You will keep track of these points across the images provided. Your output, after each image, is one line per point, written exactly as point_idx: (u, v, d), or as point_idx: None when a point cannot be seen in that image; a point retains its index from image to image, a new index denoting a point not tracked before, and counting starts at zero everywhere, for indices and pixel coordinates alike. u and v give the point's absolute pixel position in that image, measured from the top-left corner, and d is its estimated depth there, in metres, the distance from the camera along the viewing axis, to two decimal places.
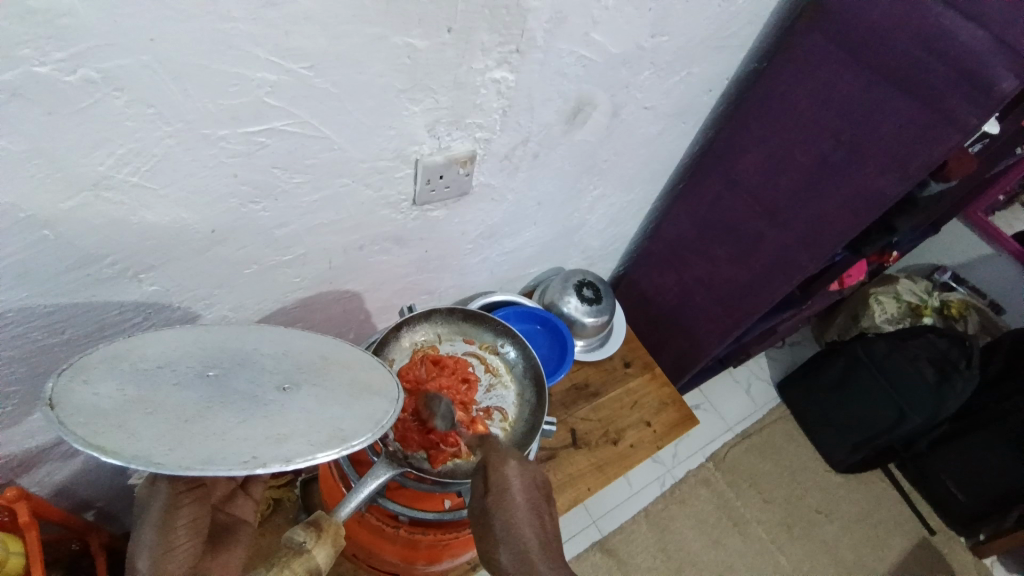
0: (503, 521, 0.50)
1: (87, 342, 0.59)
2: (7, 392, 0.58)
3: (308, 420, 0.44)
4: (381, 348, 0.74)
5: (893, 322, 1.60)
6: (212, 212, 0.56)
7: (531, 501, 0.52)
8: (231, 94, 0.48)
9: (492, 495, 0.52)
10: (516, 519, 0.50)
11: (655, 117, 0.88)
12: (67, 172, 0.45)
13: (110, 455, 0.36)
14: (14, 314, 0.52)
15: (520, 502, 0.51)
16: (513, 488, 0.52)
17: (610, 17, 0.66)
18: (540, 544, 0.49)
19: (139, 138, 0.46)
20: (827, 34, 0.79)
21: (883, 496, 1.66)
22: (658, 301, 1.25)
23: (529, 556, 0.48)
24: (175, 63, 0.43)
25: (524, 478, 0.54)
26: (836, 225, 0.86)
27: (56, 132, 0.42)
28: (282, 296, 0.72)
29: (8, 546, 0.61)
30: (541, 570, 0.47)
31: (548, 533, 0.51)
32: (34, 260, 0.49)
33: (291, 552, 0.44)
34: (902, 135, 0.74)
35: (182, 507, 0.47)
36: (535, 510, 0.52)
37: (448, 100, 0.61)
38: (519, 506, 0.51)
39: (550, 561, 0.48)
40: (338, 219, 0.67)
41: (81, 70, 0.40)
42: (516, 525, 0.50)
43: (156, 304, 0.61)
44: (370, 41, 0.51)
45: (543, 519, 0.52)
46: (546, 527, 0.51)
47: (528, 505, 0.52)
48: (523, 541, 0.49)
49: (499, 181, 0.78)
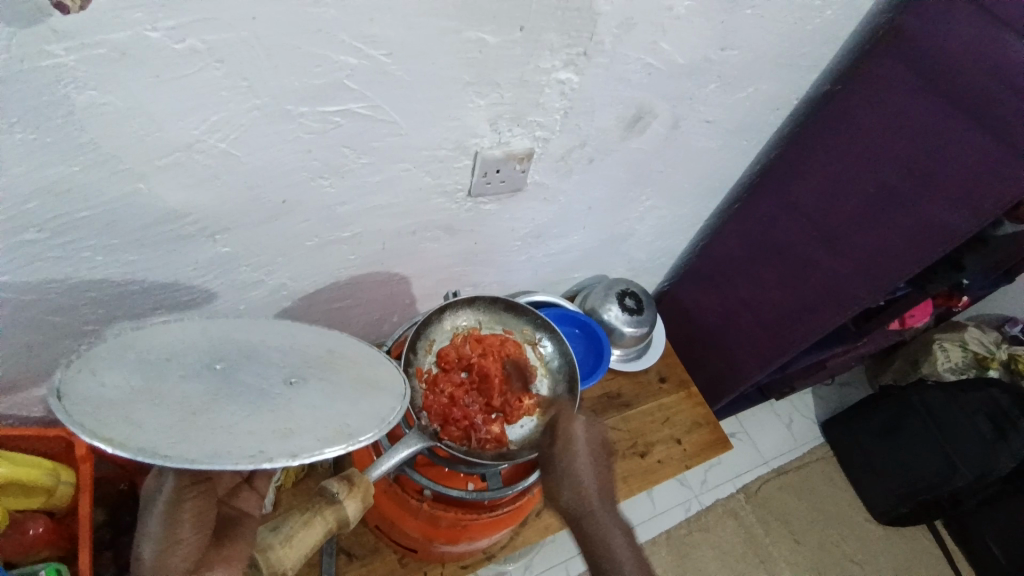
0: (567, 464, 0.63)
1: (160, 292, 0.64)
2: (85, 330, 0.64)
3: (313, 415, 0.47)
4: (423, 327, 0.76)
5: (957, 371, 1.49)
6: (283, 183, 0.60)
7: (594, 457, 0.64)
8: (314, 74, 0.51)
9: (561, 441, 0.65)
10: (577, 467, 0.62)
11: (716, 132, 0.88)
12: (165, 132, 0.50)
13: (117, 447, 0.39)
14: (101, 257, 0.58)
15: (583, 452, 0.64)
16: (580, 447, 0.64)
17: (680, 26, 0.67)
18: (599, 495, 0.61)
19: (229, 108, 0.50)
20: (907, 60, 0.78)
21: (923, 553, 1.56)
22: (702, 319, 1.23)
23: (585, 494, 0.60)
24: (268, 41, 0.47)
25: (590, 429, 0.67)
26: (896, 257, 0.83)
27: (160, 95, 0.47)
28: (335, 271, 0.76)
29: (58, 475, 0.67)
30: (595, 506, 0.60)
31: (607, 485, 0.62)
32: (125, 211, 0.54)
33: (326, 501, 0.48)
34: (974, 168, 0.72)
35: (186, 500, 0.48)
36: (597, 461, 0.64)
37: (512, 97, 0.64)
38: (581, 454, 0.64)
39: (603, 503, 0.60)
40: (396, 202, 0.70)
41: (188, 40, 0.45)
42: (578, 470, 0.62)
43: (224, 264, 0.66)
44: (444, 34, 0.53)
45: (603, 468, 0.63)
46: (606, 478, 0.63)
47: (590, 457, 0.64)
48: (582, 482, 0.61)
49: (554, 181, 0.80)
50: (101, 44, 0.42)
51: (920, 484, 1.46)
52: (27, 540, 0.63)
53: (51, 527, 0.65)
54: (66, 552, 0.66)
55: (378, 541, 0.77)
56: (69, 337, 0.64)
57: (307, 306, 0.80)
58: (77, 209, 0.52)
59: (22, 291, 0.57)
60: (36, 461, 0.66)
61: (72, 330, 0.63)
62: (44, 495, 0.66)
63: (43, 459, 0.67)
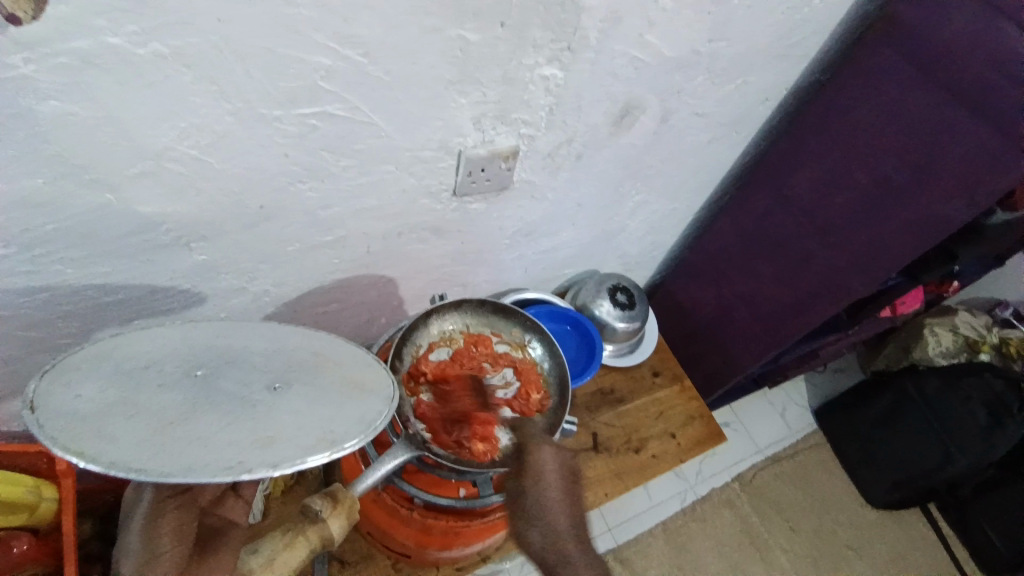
0: (532, 499, 0.55)
1: (138, 302, 0.63)
2: (63, 344, 0.62)
3: (296, 423, 0.46)
4: (409, 335, 0.74)
5: (948, 356, 1.50)
6: (262, 189, 0.58)
7: (564, 488, 0.56)
8: (289, 77, 0.49)
9: (528, 475, 0.57)
10: (546, 499, 0.55)
11: (706, 124, 0.86)
12: (134, 141, 0.48)
13: (87, 461, 0.37)
14: (75, 270, 0.56)
15: (550, 480, 0.56)
16: (546, 478, 0.57)
17: (667, 19, 0.65)
18: (569, 524, 0.54)
19: (201, 114, 0.49)
20: (901, 49, 0.77)
21: (917, 536, 1.58)
22: (694, 313, 1.22)
23: (557, 534, 0.53)
24: (237, 44, 0.45)
25: (559, 460, 0.59)
26: (893, 249, 0.82)
27: (127, 104, 0.45)
28: (321, 275, 0.75)
29: (41, 492, 0.65)
30: (566, 547, 0.52)
31: (577, 515, 0.55)
32: (99, 221, 0.53)
33: (308, 521, 0.48)
34: (970, 158, 0.72)
35: (166, 512, 0.45)
36: (566, 494, 0.56)
37: (496, 95, 0.62)
38: (550, 476, 0.57)
39: (578, 541, 0.53)
40: (380, 205, 0.68)
41: (153, 45, 0.43)
42: (547, 509, 0.54)
43: (204, 272, 0.64)
44: (422, 32, 0.52)
45: (572, 496, 0.56)
46: (577, 509, 0.56)
47: (560, 485, 0.57)
48: (553, 522, 0.54)
49: (541, 178, 0.78)
50: (62, 53, 0.40)
51: (917, 473, 1.48)
52: (12, 559, 0.62)
53: (37, 543, 0.64)
54: (54, 566, 0.64)
55: (374, 549, 0.76)
56: (46, 351, 0.62)
57: (293, 311, 0.78)
58: (46, 221, 0.50)
59: None
60: (17, 478, 0.65)
61: (48, 343, 0.61)
62: (27, 512, 0.64)
63: (25, 476, 0.65)
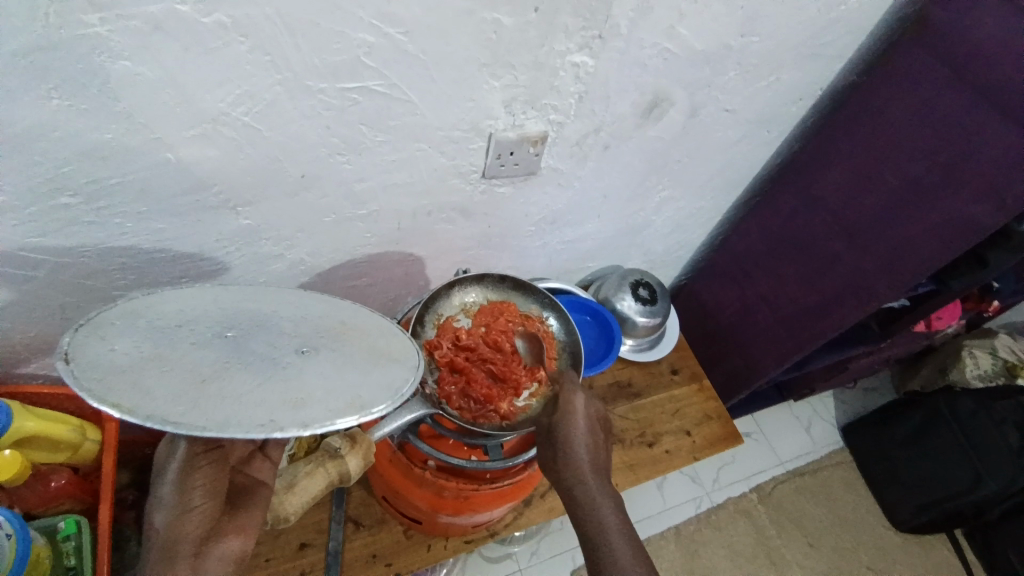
0: (565, 435, 0.61)
1: (187, 261, 0.68)
2: (117, 295, 0.68)
3: (325, 387, 0.47)
4: (431, 302, 0.77)
5: (986, 379, 1.45)
6: (303, 159, 0.62)
7: (591, 439, 0.61)
8: (334, 51, 0.53)
9: (558, 411, 0.63)
10: (573, 435, 0.61)
11: (735, 121, 0.87)
12: (191, 104, 0.52)
13: (126, 413, 0.39)
14: (133, 226, 0.61)
15: (580, 424, 0.62)
16: (577, 427, 0.61)
17: (697, 11, 0.66)
18: (591, 464, 0.59)
19: (253, 82, 0.53)
20: (934, 51, 0.78)
21: (942, 563, 1.52)
22: (718, 314, 1.23)
23: (579, 468, 0.59)
24: (291, 18, 0.49)
25: (589, 409, 0.63)
26: (921, 253, 0.81)
27: (188, 68, 0.49)
28: (353, 249, 0.78)
29: (84, 433, 0.70)
30: (586, 473, 0.59)
31: (601, 455, 0.61)
32: (157, 179, 0.57)
33: (330, 455, 0.57)
34: (1000, 161, 0.71)
35: (198, 469, 0.50)
36: (592, 433, 0.62)
37: (527, 79, 0.65)
38: (580, 424, 0.61)
39: (597, 478, 0.59)
40: (411, 181, 0.71)
41: (215, 15, 0.47)
42: (572, 446, 0.60)
43: (248, 236, 0.69)
44: (459, 14, 0.55)
45: (598, 442, 0.62)
46: (600, 450, 0.62)
47: (586, 424, 0.62)
48: (576, 457, 0.60)
49: (568, 166, 0.81)
50: (134, 16, 0.45)
51: (945, 495, 1.43)
52: (49, 492, 0.68)
53: (73, 480, 0.70)
54: (87, 505, 0.71)
55: (388, 514, 0.80)
56: (103, 301, 0.68)
57: (324, 283, 0.82)
58: (112, 176, 0.55)
59: (60, 254, 0.60)
60: (64, 418, 0.69)
61: (104, 293, 0.67)
62: (70, 450, 0.69)
63: (70, 417, 0.70)
